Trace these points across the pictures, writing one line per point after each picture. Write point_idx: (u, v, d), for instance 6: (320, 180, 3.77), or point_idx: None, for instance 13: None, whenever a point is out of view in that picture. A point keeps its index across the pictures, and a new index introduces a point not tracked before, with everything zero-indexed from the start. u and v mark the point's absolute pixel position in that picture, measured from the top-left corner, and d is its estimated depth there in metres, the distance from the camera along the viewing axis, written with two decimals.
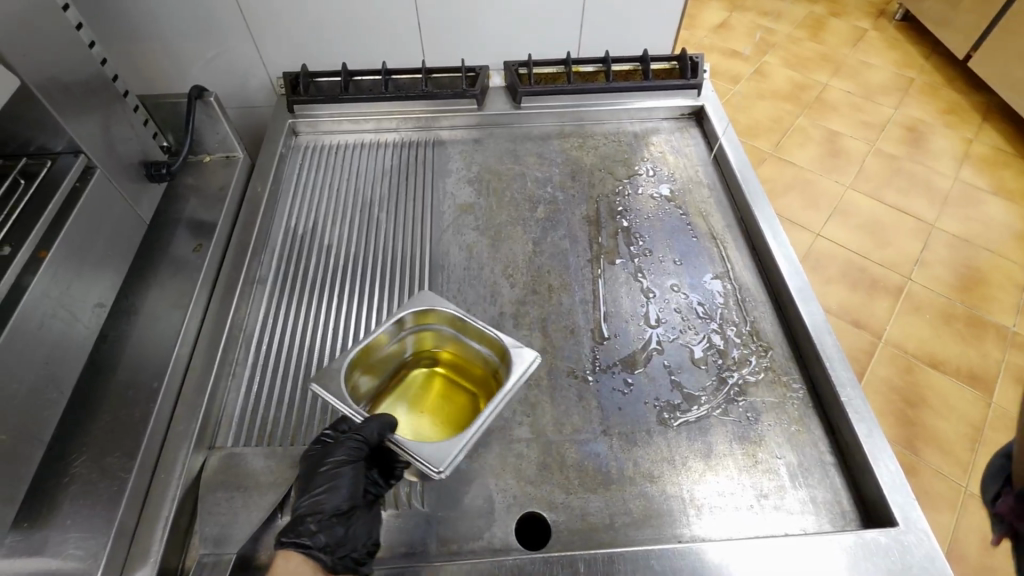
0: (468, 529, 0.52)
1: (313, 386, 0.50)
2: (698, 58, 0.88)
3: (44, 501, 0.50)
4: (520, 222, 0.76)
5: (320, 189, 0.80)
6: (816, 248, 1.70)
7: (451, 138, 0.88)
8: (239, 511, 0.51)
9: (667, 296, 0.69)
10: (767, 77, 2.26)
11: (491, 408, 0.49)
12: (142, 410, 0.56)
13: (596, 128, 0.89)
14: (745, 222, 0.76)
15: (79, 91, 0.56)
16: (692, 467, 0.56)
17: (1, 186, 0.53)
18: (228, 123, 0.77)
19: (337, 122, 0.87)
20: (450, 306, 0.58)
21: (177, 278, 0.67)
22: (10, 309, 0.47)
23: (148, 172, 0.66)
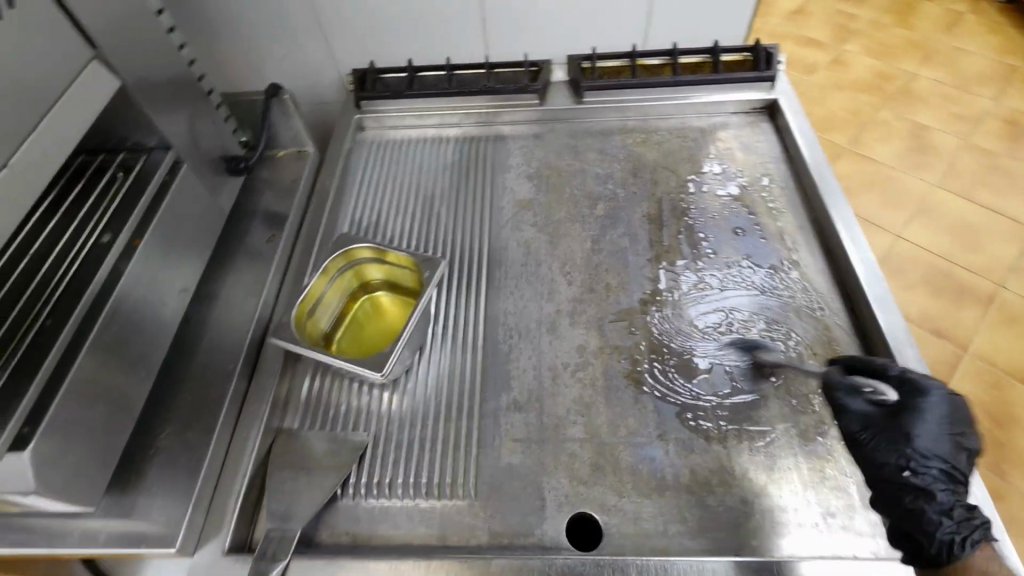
0: (520, 524, 0.53)
1: (272, 341, 0.57)
2: (772, 49, 0.84)
3: (132, 468, 0.55)
4: (579, 219, 0.76)
5: (385, 183, 0.82)
6: (895, 250, 1.58)
7: (513, 133, 0.88)
8: (304, 491, 0.54)
9: (731, 300, 0.66)
10: (847, 66, 2.11)
11: (419, 308, 0.60)
12: (219, 389, 0.60)
13: (661, 123, 0.86)
14: (819, 223, 0.72)
15: (169, 91, 0.60)
16: (753, 478, 0.54)
17: (103, 179, 0.58)
18: (301, 120, 0.80)
19: (402, 117, 0.89)
20: (369, 239, 0.65)
21: (252, 268, 0.72)
22: (108, 293, 0.52)
23: (228, 166, 0.70)
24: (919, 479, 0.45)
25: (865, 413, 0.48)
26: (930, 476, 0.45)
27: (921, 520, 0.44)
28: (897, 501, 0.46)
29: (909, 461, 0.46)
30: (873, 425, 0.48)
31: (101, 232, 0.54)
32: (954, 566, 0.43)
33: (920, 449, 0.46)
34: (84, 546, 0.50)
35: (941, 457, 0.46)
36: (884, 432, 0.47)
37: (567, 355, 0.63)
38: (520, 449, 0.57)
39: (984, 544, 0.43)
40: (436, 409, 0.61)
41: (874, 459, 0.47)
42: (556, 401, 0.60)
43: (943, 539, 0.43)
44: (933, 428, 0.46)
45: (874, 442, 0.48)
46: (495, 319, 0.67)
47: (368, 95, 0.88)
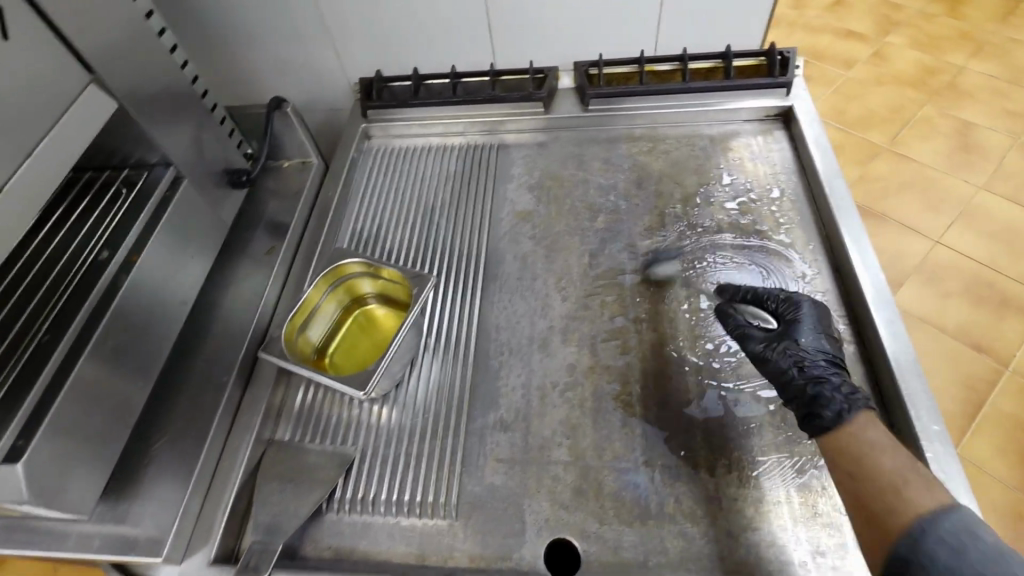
0: (498, 546, 0.52)
1: (262, 356, 0.58)
2: (788, 54, 0.80)
3: (128, 475, 0.57)
4: (578, 232, 0.74)
5: (387, 193, 0.83)
6: (933, 257, 1.50)
7: (517, 142, 0.87)
8: (289, 503, 0.55)
9: (740, 328, 0.63)
10: (888, 60, 2.00)
11: (406, 325, 0.61)
12: (214, 399, 0.62)
13: (668, 131, 0.84)
14: (829, 239, 0.68)
15: (169, 108, 0.61)
16: (740, 512, 0.52)
17: (109, 195, 0.60)
18: (304, 132, 0.81)
19: (407, 126, 0.89)
20: (360, 254, 0.65)
21: (252, 279, 0.73)
22: (105, 307, 0.53)
23: (230, 180, 0.71)
24: (809, 370, 0.54)
25: (762, 335, 0.59)
26: (817, 365, 0.55)
27: (820, 400, 0.51)
28: (796, 388, 0.54)
29: (797, 357, 0.55)
30: (768, 339, 0.58)
31: (100, 250, 0.56)
32: (838, 430, 0.50)
33: (802, 346, 0.56)
34: (79, 551, 0.52)
35: (823, 351, 0.56)
36: (774, 341, 0.58)
37: (557, 375, 0.62)
38: (503, 469, 0.57)
39: (866, 412, 0.51)
40: (423, 426, 0.61)
41: (773, 364, 0.56)
42: (542, 422, 0.59)
43: (835, 409, 0.51)
44: (810, 332, 0.57)
45: (772, 351, 0.57)
46: (486, 335, 0.67)
47: (374, 105, 0.88)
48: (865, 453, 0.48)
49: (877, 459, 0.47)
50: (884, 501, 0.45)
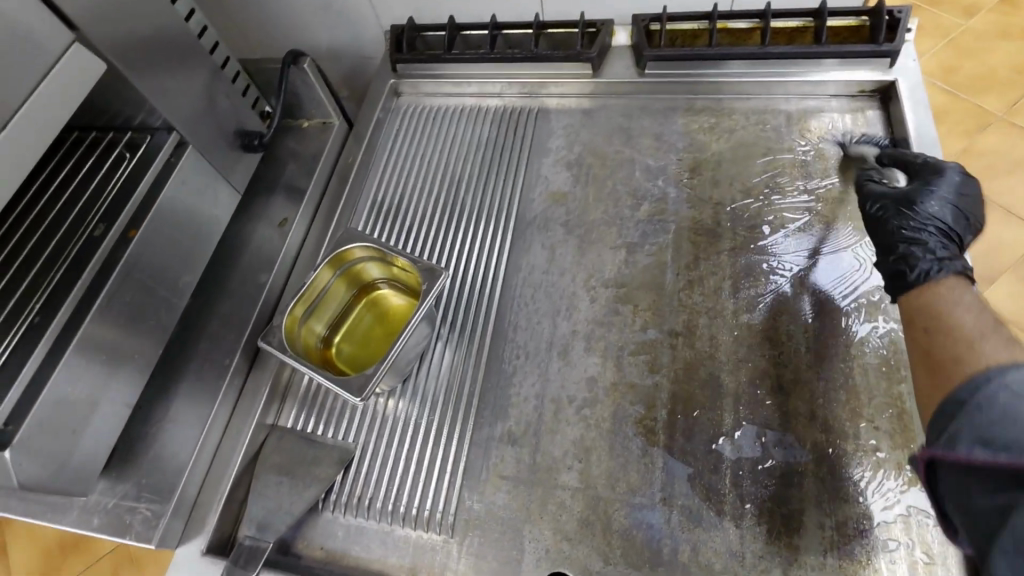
0: (493, 572, 0.49)
1: (260, 345, 0.54)
2: (900, 14, 0.66)
3: (130, 453, 0.56)
4: (617, 221, 0.66)
5: (411, 160, 0.76)
6: None
7: (558, 108, 0.77)
8: (285, 498, 0.54)
9: (828, 345, 0.54)
10: None
11: (410, 326, 0.55)
12: (218, 379, 0.60)
13: (736, 104, 0.71)
14: None
15: (172, 65, 0.55)
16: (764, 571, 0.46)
17: (110, 159, 0.56)
18: (324, 89, 0.74)
19: (439, 84, 0.80)
20: (368, 239, 0.59)
21: (263, 250, 0.69)
22: (97, 291, 0.51)
23: (242, 142, 0.66)
24: (914, 232, 0.52)
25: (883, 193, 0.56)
26: (926, 231, 0.52)
27: (908, 260, 0.50)
28: (892, 250, 0.52)
29: (908, 220, 0.53)
30: (889, 201, 0.55)
31: (95, 225, 0.53)
32: (921, 288, 0.48)
33: (921, 211, 0.53)
34: (81, 526, 0.52)
35: (941, 221, 0.53)
36: (896, 203, 0.54)
37: (575, 388, 0.56)
38: (505, 488, 0.53)
39: (958, 278, 0.48)
40: (427, 429, 0.57)
41: (882, 224, 0.55)
42: (553, 440, 0.54)
43: (922, 268, 0.49)
44: (941, 199, 0.54)
45: (886, 212, 0.55)
46: (503, 334, 0.61)
47: (404, 58, 0.79)
48: (938, 307, 0.46)
49: (951, 314, 0.45)
50: (948, 348, 0.43)
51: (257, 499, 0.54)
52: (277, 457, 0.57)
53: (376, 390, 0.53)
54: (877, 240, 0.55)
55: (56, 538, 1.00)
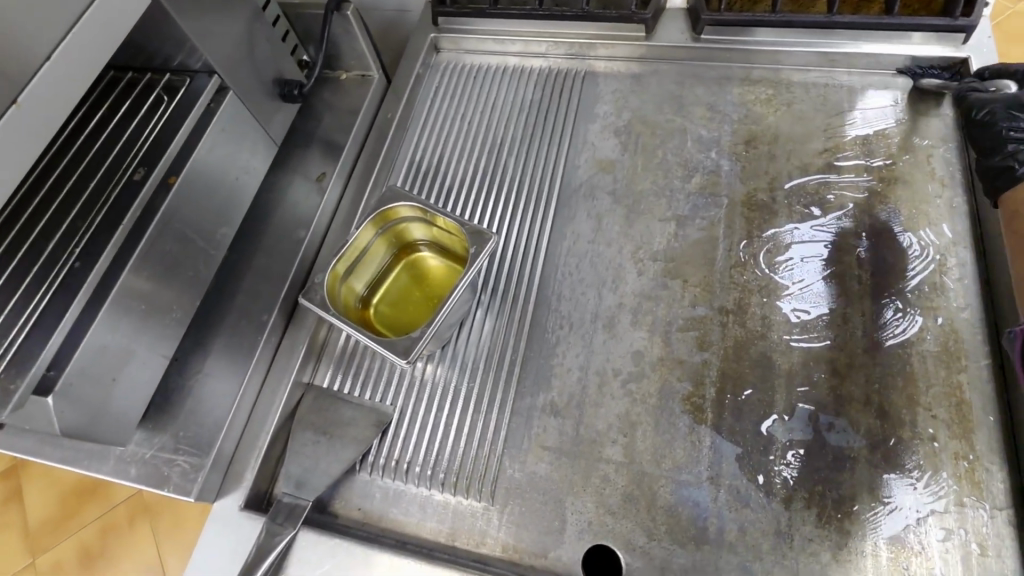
0: (534, 541, 0.49)
1: (302, 303, 0.52)
2: None
3: (167, 406, 0.56)
4: (667, 193, 0.63)
5: (451, 119, 0.73)
6: None
7: (606, 72, 0.74)
8: (322, 459, 0.53)
9: (882, 330, 0.53)
10: None
11: (457, 291, 0.53)
12: (254, 335, 0.59)
13: (796, 76, 0.68)
14: (986, 241, 0.55)
15: (213, 3, 0.52)
16: (812, 554, 0.45)
17: (147, 102, 0.54)
18: (365, 39, 0.71)
19: (482, 41, 0.77)
20: (413, 198, 0.57)
21: (299, 206, 0.67)
22: (139, 237, 0.49)
23: (281, 92, 0.63)
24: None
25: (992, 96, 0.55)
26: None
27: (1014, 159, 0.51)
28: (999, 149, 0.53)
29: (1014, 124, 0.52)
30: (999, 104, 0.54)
31: (134, 169, 0.50)
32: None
33: None
34: (118, 476, 0.52)
35: None
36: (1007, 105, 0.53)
37: (621, 361, 0.55)
38: (548, 459, 0.52)
39: None
40: (467, 396, 0.56)
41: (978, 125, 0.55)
42: (597, 414, 0.53)
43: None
44: None
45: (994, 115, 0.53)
46: (546, 303, 0.59)
47: (447, 11, 0.76)
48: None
49: None
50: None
51: (295, 458, 0.53)
52: (314, 415, 0.56)
53: (422, 353, 0.52)
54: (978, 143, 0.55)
55: (73, 482, 1.00)
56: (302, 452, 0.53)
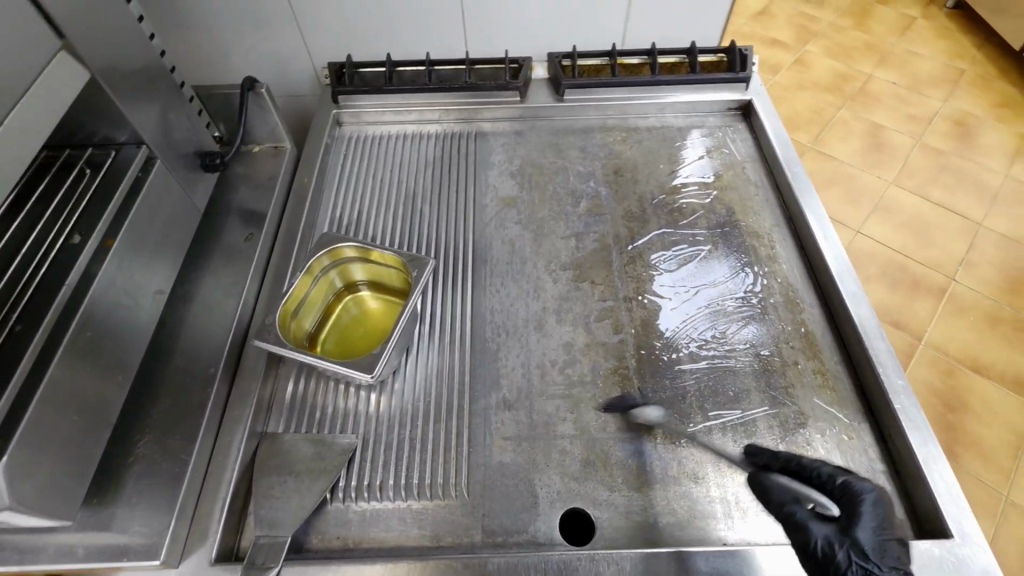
0: (513, 521, 0.53)
1: (256, 344, 0.56)
2: (747, 51, 0.86)
3: (111, 479, 0.53)
4: (562, 217, 0.76)
5: (365, 178, 0.81)
6: (855, 246, 1.65)
7: (494, 130, 0.87)
8: (292, 495, 0.53)
9: (743, 292, 0.68)
10: (809, 67, 2.14)
11: (405, 313, 0.60)
12: (202, 392, 0.59)
13: (639, 122, 0.87)
14: (794, 219, 0.75)
15: (138, 82, 0.57)
16: (737, 470, 0.56)
17: (71, 175, 0.55)
18: (278, 114, 0.77)
19: (381, 112, 0.87)
20: (353, 238, 0.64)
21: (230, 266, 0.69)
22: (80, 298, 0.49)
23: (202, 162, 0.67)
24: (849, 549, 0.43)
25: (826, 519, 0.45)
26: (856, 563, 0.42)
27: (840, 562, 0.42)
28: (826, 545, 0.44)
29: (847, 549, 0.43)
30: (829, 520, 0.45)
31: (71, 234, 0.51)
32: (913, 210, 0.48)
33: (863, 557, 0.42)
34: (61, 561, 0.48)
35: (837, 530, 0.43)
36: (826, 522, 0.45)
37: (555, 353, 0.64)
38: (510, 447, 0.57)
39: None
40: (426, 409, 0.60)
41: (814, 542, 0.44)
42: (546, 400, 0.60)
43: None
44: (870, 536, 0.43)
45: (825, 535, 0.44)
46: (482, 318, 0.67)
47: (346, 90, 0.85)
48: None
49: None
50: None
51: (265, 500, 0.53)
52: (276, 455, 0.56)
53: (381, 370, 0.57)
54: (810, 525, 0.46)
55: None
56: (271, 493, 0.53)
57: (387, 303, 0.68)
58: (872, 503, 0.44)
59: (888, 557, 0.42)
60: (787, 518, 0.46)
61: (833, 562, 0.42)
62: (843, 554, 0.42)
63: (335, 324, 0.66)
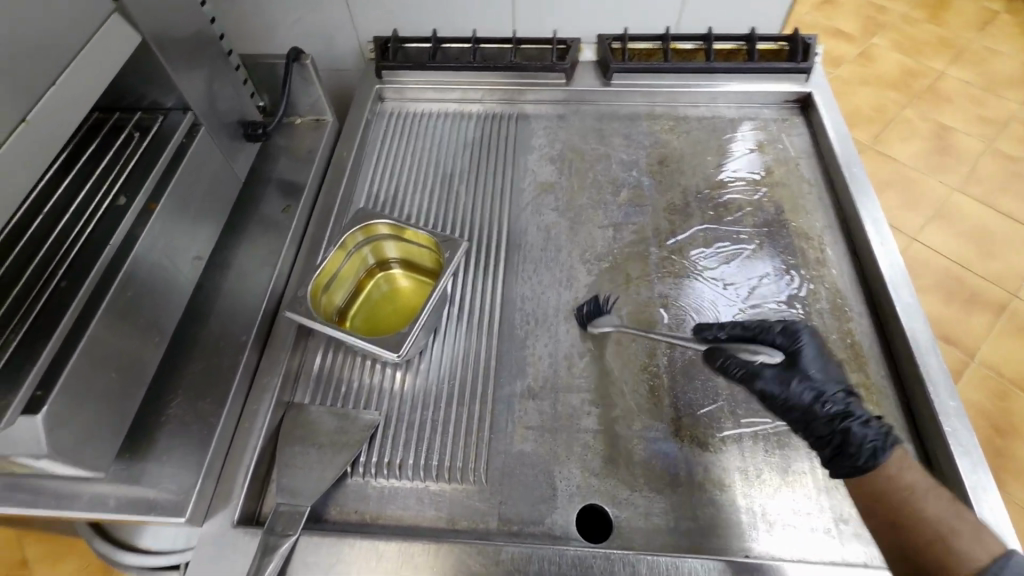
0: (530, 511, 0.53)
1: (287, 315, 0.57)
2: (810, 40, 0.81)
3: (144, 435, 0.55)
4: (601, 205, 0.74)
5: (404, 156, 0.80)
6: (909, 254, 1.56)
7: (536, 113, 0.85)
8: (314, 466, 0.54)
9: (788, 296, 0.65)
10: (875, 61, 2.02)
11: (437, 295, 0.60)
12: (233, 358, 0.60)
13: (688, 111, 0.84)
14: (848, 223, 0.70)
15: (187, 48, 0.57)
16: (766, 481, 0.53)
17: (119, 138, 0.56)
18: (320, 87, 0.77)
19: (423, 90, 0.86)
20: (388, 215, 0.64)
21: (266, 236, 0.70)
22: (122, 259, 0.51)
23: (245, 131, 0.67)
24: (830, 403, 0.50)
25: (774, 370, 0.53)
26: (834, 397, 0.50)
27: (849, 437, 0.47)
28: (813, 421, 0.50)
29: (815, 391, 0.51)
30: (782, 373, 0.52)
31: (116, 196, 0.52)
32: (885, 446, 0.46)
33: (818, 380, 0.51)
34: (94, 510, 0.50)
35: (836, 381, 0.52)
36: (784, 370, 0.52)
37: (584, 345, 0.62)
38: (532, 437, 0.57)
39: None
40: (450, 391, 0.60)
41: (790, 401, 0.51)
42: (571, 392, 0.59)
43: None
44: (816, 361, 0.53)
45: (784, 381, 0.52)
46: (512, 304, 0.66)
47: (390, 65, 0.85)
48: None
49: None
50: None
51: (287, 468, 0.54)
52: (301, 426, 0.57)
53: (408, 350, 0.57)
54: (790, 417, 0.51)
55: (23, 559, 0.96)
56: (294, 462, 0.54)
57: (418, 282, 0.67)
58: (808, 337, 0.54)
59: (830, 375, 0.52)
60: (745, 374, 0.53)
61: (811, 409, 0.50)
62: (808, 395, 0.51)
63: (366, 300, 0.66)
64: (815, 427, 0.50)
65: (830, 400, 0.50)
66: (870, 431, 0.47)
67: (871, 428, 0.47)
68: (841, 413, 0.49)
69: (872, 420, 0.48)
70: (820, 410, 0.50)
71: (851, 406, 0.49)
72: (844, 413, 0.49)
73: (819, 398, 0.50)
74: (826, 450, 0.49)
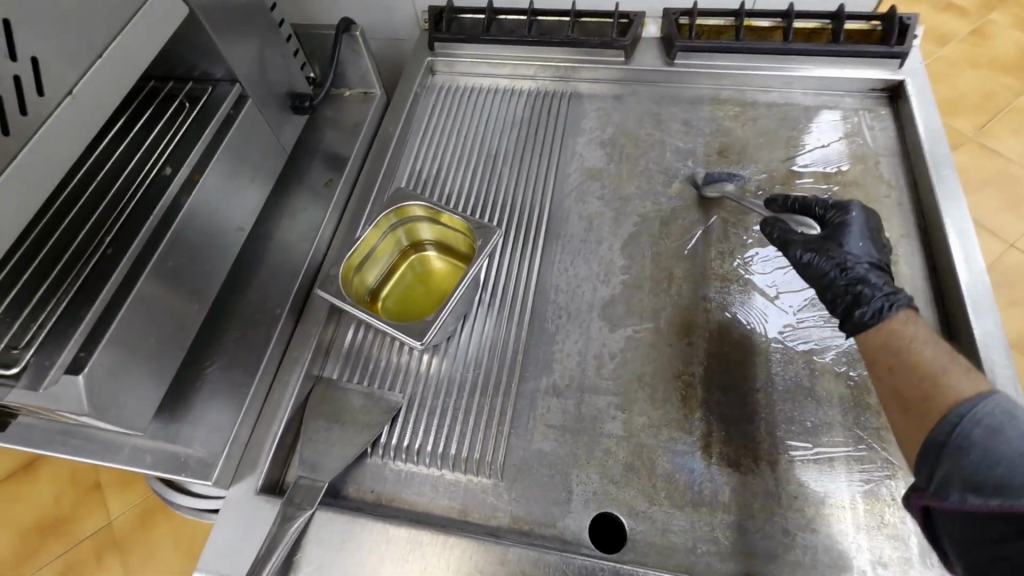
0: (543, 511, 0.52)
1: (318, 293, 0.57)
2: (909, 20, 0.72)
3: (183, 397, 0.58)
4: (649, 196, 0.70)
5: (449, 133, 0.78)
6: (1004, 262, 1.40)
7: (590, 92, 0.81)
8: (335, 443, 0.55)
9: None
10: (991, 39, 1.79)
11: (467, 281, 0.59)
12: (269, 329, 0.62)
13: (758, 96, 0.76)
14: (930, 233, 0.63)
15: (237, 18, 0.57)
16: (797, 510, 0.50)
17: (171, 108, 0.57)
18: (369, 59, 0.76)
19: (475, 64, 0.83)
20: (423, 198, 0.63)
21: (309, 210, 0.71)
22: (165, 229, 0.52)
23: (293, 104, 0.68)
24: (853, 271, 0.54)
25: (806, 239, 0.58)
26: (862, 266, 0.54)
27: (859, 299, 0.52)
28: (830, 288, 0.55)
29: (841, 261, 0.55)
30: (815, 243, 0.57)
31: (164, 166, 0.54)
32: (879, 327, 0.51)
33: (849, 250, 0.55)
34: (133, 464, 0.54)
35: (870, 255, 0.56)
36: (822, 241, 0.57)
37: (616, 345, 0.60)
38: (552, 436, 0.55)
39: None
40: (474, 382, 0.59)
41: (814, 270, 0.56)
42: (597, 394, 0.57)
43: None
44: (861, 237, 0.56)
45: (814, 251, 0.57)
46: (545, 297, 0.64)
47: (443, 37, 0.82)
48: None
49: None
50: None
51: (311, 442, 0.55)
52: (327, 402, 0.58)
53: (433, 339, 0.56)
54: (807, 280, 0.57)
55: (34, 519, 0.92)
56: (317, 437, 0.55)
57: (450, 267, 0.66)
58: (857, 212, 0.57)
59: (865, 251, 0.56)
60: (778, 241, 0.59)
61: (834, 274, 0.55)
62: (837, 264, 0.55)
63: (396, 283, 0.66)
64: (832, 291, 0.55)
65: (851, 267, 0.54)
66: (879, 297, 0.52)
67: (882, 295, 0.52)
68: (859, 279, 0.53)
69: (885, 287, 0.52)
70: (838, 276, 0.54)
71: (874, 273, 0.54)
72: (860, 280, 0.53)
73: (843, 267, 0.54)
74: (837, 311, 0.54)
